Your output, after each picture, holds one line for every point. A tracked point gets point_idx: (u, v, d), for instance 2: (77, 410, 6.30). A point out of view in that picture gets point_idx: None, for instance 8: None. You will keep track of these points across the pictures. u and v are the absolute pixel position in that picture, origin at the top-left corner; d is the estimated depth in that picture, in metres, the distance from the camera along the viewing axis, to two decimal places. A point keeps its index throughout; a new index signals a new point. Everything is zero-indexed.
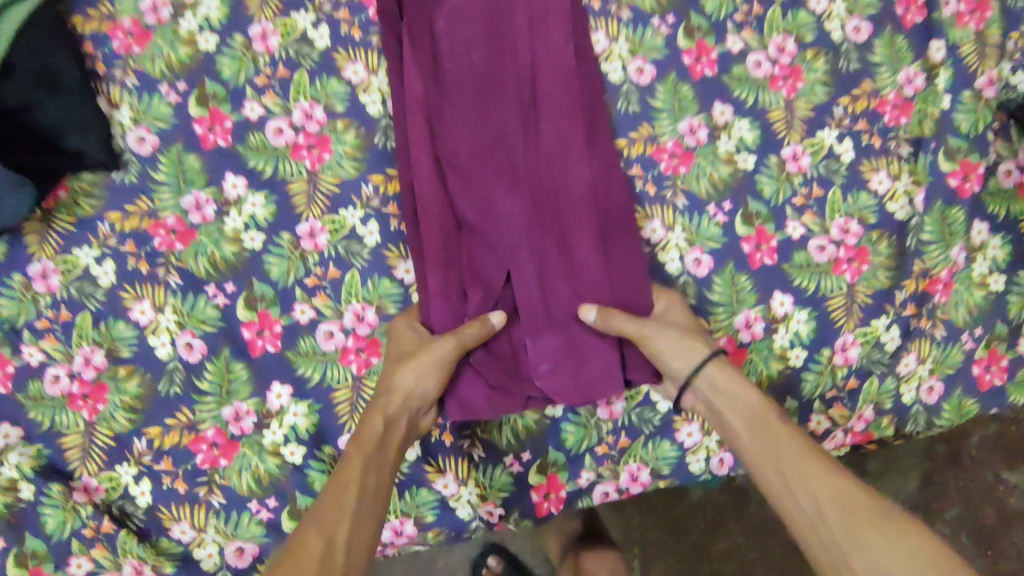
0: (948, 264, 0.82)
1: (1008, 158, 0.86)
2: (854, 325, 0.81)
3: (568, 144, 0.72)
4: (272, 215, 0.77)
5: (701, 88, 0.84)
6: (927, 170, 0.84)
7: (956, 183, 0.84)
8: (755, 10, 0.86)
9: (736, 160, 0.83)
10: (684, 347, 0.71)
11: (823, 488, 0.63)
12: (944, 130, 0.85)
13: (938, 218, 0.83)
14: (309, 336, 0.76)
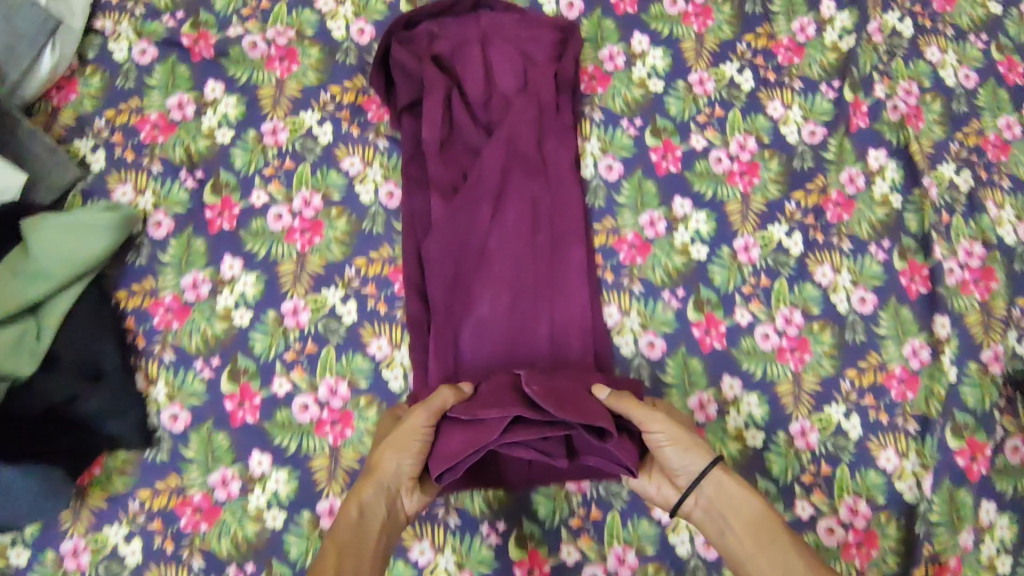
0: (901, 361, 0.91)
1: (949, 257, 0.93)
2: (808, 412, 0.89)
3: (538, 270, 0.87)
4: (260, 293, 0.88)
5: (665, 183, 0.93)
6: (881, 270, 0.92)
7: (905, 282, 0.92)
8: (717, 112, 0.95)
9: (690, 251, 0.92)
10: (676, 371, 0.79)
11: (732, 487, 0.75)
12: (898, 231, 0.93)
13: (892, 314, 0.91)
14: (285, 408, 0.86)
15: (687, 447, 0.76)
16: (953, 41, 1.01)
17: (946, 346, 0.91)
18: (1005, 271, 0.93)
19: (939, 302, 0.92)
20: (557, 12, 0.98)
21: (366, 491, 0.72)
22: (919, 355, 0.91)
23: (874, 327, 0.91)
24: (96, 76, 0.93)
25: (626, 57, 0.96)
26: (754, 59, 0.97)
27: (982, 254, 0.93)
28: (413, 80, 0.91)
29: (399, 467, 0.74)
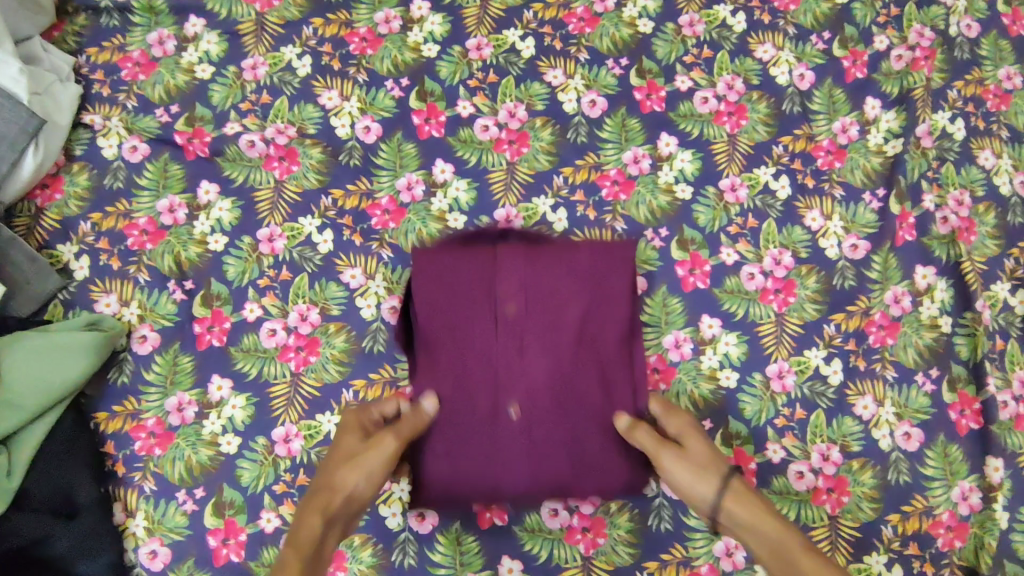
0: (949, 506, 0.81)
1: (1003, 389, 0.84)
2: (845, 561, 0.80)
3: (572, 428, 0.74)
4: (250, 417, 0.81)
5: (692, 300, 0.86)
6: (928, 402, 0.84)
7: (954, 416, 0.83)
8: (750, 222, 0.88)
9: (718, 377, 0.84)
10: (705, 473, 0.70)
11: (744, 510, 0.68)
12: (946, 359, 0.85)
13: (940, 453, 0.82)
14: (273, 546, 0.78)
15: (690, 478, 0.70)
16: (1009, 144, 0.94)
17: (999, 492, 0.81)
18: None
19: (994, 441, 0.83)
20: (578, 111, 0.91)
21: (331, 502, 0.65)
22: (969, 499, 0.81)
23: (920, 467, 0.82)
24: (83, 173, 0.87)
25: (651, 160, 0.90)
26: (791, 163, 0.91)
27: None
28: (433, 279, 0.76)
29: (352, 483, 0.67)
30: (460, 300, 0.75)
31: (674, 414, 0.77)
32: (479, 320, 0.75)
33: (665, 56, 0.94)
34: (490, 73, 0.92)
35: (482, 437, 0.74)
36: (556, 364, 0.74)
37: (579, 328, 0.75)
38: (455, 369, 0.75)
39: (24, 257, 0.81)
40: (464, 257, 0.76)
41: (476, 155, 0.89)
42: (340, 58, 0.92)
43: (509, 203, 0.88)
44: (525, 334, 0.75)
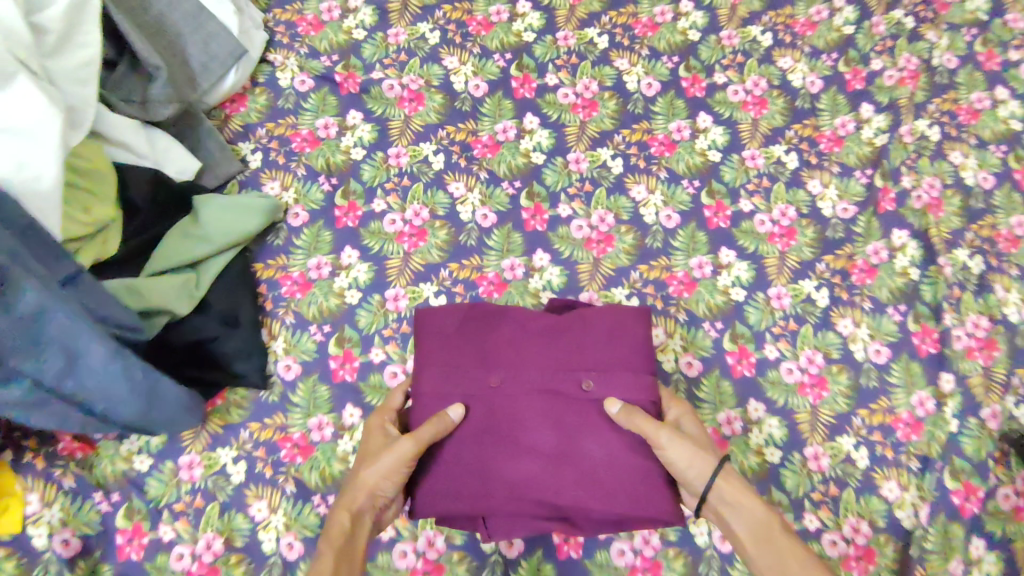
0: (908, 407, 1.02)
1: (957, 325, 1.06)
2: (820, 439, 1.00)
3: (528, 443, 0.89)
4: (370, 280, 1.05)
5: (714, 235, 1.11)
6: (896, 329, 1.06)
7: (916, 341, 1.05)
8: (764, 183, 1.14)
9: (730, 292, 1.07)
10: (699, 458, 0.84)
11: (730, 491, 0.83)
12: (913, 299, 1.07)
13: (903, 368, 1.04)
14: (378, 373, 1.01)
15: (686, 456, 0.84)
16: (975, 149, 1.17)
17: (949, 400, 1.02)
18: (1011, 346, 1.05)
19: (949, 364, 1.04)
20: (638, 89, 1.19)
21: (353, 501, 0.83)
22: (926, 405, 1.02)
23: (886, 376, 1.03)
24: (263, 95, 1.16)
25: (690, 130, 1.17)
26: (800, 143, 1.17)
27: (988, 327, 1.06)
28: (585, 318, 0.94)
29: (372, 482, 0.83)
30: (583, 345, 0.92)
31: (674, 401, 0.95)
32: (566, 352, 0.92)
33: (708, 58, 1.21)
34: (573, 56, 1.21)
35: (466, 394, 0.91)
36: (554, 422, 0.89)
37: (591, 451, 0.88)
38: (514, 354, 0.93)
39: (216, 141, 1.08)
40: (640, 345, 0.93)
41: (557, 113, 1.17)
42: (460, 34, 1.21)
43: (579, 149, 1.14)
44: (570, 404, 0.90)
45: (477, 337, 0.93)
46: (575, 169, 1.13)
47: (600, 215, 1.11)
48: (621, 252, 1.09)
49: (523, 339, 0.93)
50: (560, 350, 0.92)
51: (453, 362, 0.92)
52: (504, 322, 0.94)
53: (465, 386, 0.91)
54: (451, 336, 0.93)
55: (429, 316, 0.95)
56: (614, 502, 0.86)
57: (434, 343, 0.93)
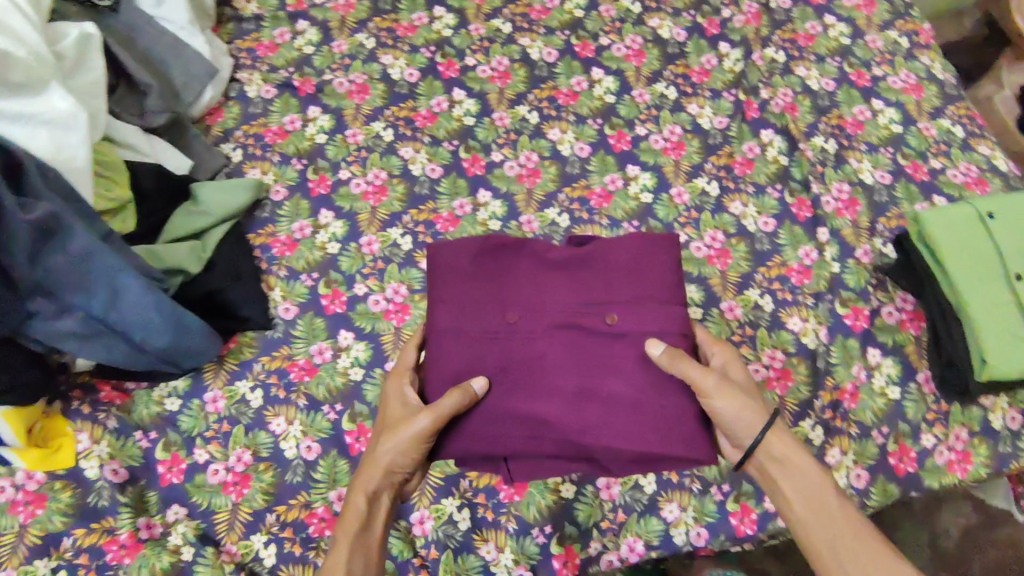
0: (797, 259, 1.25)
1: (825, 192, 1.31)
2: (732, 294, 1.21)
3: (549, 383, 0.91)
4: (345, 231, 1.25)
5: (621, 157, 1.35)
6: (777, 204, 1.30)
7: (795, 210, 1.29)
8: (653, 112, 1.40)
9: (640, 197, 1.31)
10: (747, 414, 0.89)
11: (781, 447, 0.90)
12: (786, 179, 1.33)
13: (788, 231, 1.27)
14: (363, 303, 1.19)
15: (735, 410, 0.89)
16: (815, 63, 1.47)
17: (828, 248, 1.26)
18: (870, 202, 1.31)
19: (824, 222, 1.28)
20: (541, 58, 1.46)
21: (371, 478, 0.91)
22: (811, 255, 1.25)
23: (776, 239, 1.27)
24: (235, 106, 1.39)
25: (588, 83, 1.43)
26: (676, 79, 1.44)
27: (849, 190, 1.32)
28: (609, 255, 0.96)
29: (386, 459, 0.91)
30: (602, 282, 0.94)
31: (716, 343, 0.99)
32: (588, 289, 0.94)
33: (593, 27, 1.50)
34: (485, 41, 1.47)
35: (488, 333, 0.92)
36: (577, 362, 0.91)
37: (613, 390, 0.90)
38: (534, 294, 0.95)
39: (201, 143, 1.30)
40: (664, 275, 0.94)
41: (480, 85, 1.42)
42: (391, 38, 1.47)
43: (502, 109, 1.40)
44: (594, 340, 0.91)
45: (496, 277, 0.96)
46: (500, 125, 1.38)
47: (527, 156, 1.35)
48: (548, 181, 1.33)
49: (542, 279, 0.96)
50: (581, 288, 0.94)
51: (467, 303, 0.94)
52: (523, 261, 0.97)
53: (485, 326, 0.93)
54: (469, 273, 0.96)
55: (443, 252, 0.97)
56: (638, 440, 0.87)
57: (455, 285, 0.95)
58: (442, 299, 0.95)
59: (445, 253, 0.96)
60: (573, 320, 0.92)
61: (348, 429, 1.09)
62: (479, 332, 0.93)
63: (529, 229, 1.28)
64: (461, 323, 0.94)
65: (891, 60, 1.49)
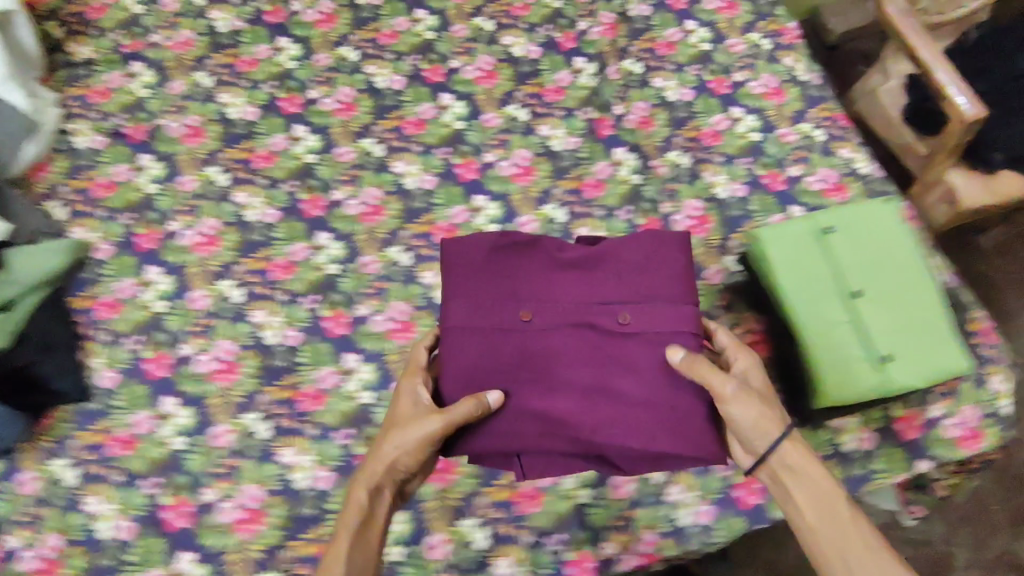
0: None
1: (676, 211, 1.27)
2: None
3: (575, 383, 0.91)
4: (174, 289, 1.20)
5: (468, 187, 1.30)
6: (625, 227, 1.26)
7: (645, 232, 1.25)
8: (501, 136, 1.35)
9: (485, 229, 1.26)
10: (763, 425, 0.87)
11: (796, 457, 0.87)
12: (637, 200, 1.28)
13: None
14: (188, 365, 1.14)
15: (755, 417, 0.87)
16: (674, 72, 1.42)
17: None
18: (723, 217, 1.27)
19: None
20: (388, 86, 1.40)
21: (390, 472, 0.89)
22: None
23: None
24: (62, 159, 1.32)
25: (436, 109, 1.38)
26: (529, 100, 1.39)
27: (701, 206, 1.28)
28: (611, 252, 0.93)
29: (394, 454, 0.88)
30: (614, 279, 0.92)
31: (741, 349, 0.95)
32: (607, 286, 0.92)
33: (444, 49, 1.44)
34: (330, 72, 1.41)
35: (510, 328, 0.91)
36: (603, 360, 0.91)
37: (659, 391, 0.89)
38: (528, 290, 0.93)
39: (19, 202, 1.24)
40: (674, 273, 0.92)
41: (323, 120, 1.36)
42: (232, 74, 1.40)
43: (345, 144, 1.34)
44: (616, 338, 0.91)
45: (492, 272, 0.94)
46: (344, 161, 1.32)
47: (370, 192, 1.29)
48: (391, 218, 1.27)
49: (554, 277, 0.94)
50: (607, 284, 0.92)
51: (472, 301, 0.92)
52: (529, 258, 0.95)
53: (478, 323, 0.91)
54: (480, 268, 0.94)
55: (457, 245, 0.95)
56: (699, 439, 0.88)
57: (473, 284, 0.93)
58: (450, 295, 0.93)
59: (457, 249, 0.94)
60: (597, 317, 0.91)
61: (166, 504, 1.05)
62: (474, 331, 0.91)
63: (369, 271, 1.22)
64: (459, 316, 0.92)
65: (752, 64, 1.43)
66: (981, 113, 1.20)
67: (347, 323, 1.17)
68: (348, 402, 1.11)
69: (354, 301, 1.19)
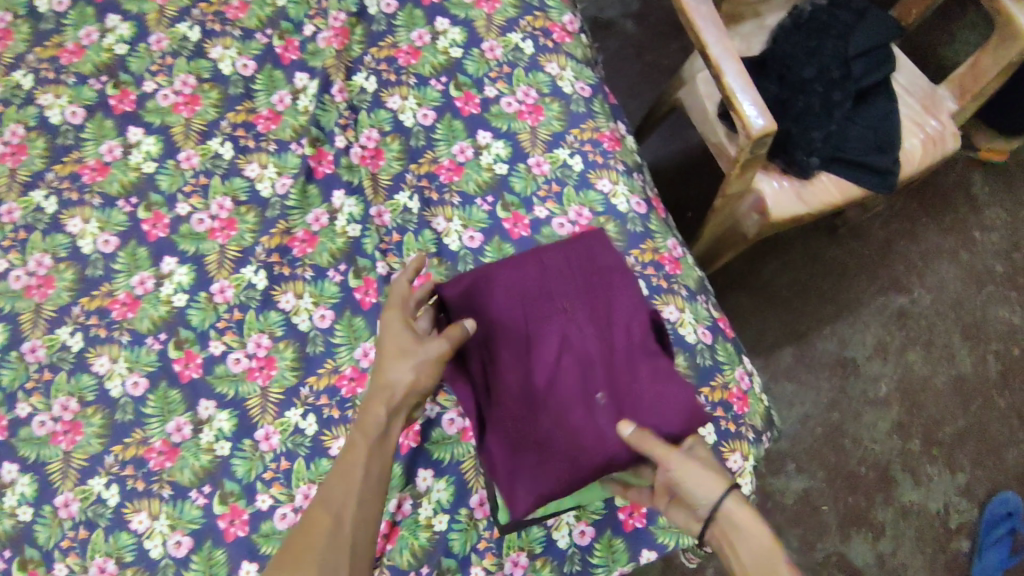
0: None
1: (559, 215, 1.11)
2: None
3: (533, 393, 0.88)
4: (5, 339, 1.06)
5: (323, 183, 1.12)
6: (486, 216, 1.10)
7: (508, 226, 1.10)
8: (351, 116, 1.16)
9: (347, 231, 1.09)
10: (708, 480, 0.77)
11: (739, 513, 0.75)
12: (501, 189, 1.12)
13: (495, 249, 1.09)
14: (27, 426, 1.03)
15: (697, 485, 0.77)
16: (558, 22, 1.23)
17: None
18: (621, 229, 1.10)
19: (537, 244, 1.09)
20: (234, 72, 1.17)
21: (389, 395, 0.80)
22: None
23: (481, 257, 1.09)
24: None
25: (291, 95, 1.16)
26: (378, 66, 1.18)
27: (590, 216, 1.11)
28: (672, 375, 0.88)
29: (403, 376, 0.81)
30: (643, 368, 0.88)
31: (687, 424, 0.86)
32: (637, 372, 0.88)
33: (296, 15, 1.21)
34: (167, 58, 1.19)
35: (552, 289, 0.93)
36: (582, 387, 0.87)
37: (571, 421, 0.86)
38: (608, 308, 0.93)
39: None
40: (650, 413, 0.85)
41: (159, 118, 1.15)
42: (54, 69, 1.18)
43: (189, 147, 1.13)
44: (588, 388, 0.88)
45: (611, 279, 0.95)
46: (187, 168, 1.12)
47: (219, 203, 1.10)
48: (245, 233, 1.09)
49: (636, 319, 0.92)
50: (647, 359, 0.89)
51: (568, 271, 0.95)
52: (632, 290, 0.95)
53: (546, 288, 0.93)
54: (589, 266, 0.96)
55: (596, 238, 0.99)
56: (525, 473, 0.87)
57: (570, 250, 0.96)
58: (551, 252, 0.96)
59: (599, 240, 0.98)
60: (592, 364, 0.88)
61: None
62: (538, 278, 0.94)
63: (221, 299, 1.06)
64: (560, 270, 0.94)
65: None
66: (768, 129, 1.14)
67: (199, 364, 1.03)
68: (206, 456, 1.00)
69: (205, 339, 1.04)
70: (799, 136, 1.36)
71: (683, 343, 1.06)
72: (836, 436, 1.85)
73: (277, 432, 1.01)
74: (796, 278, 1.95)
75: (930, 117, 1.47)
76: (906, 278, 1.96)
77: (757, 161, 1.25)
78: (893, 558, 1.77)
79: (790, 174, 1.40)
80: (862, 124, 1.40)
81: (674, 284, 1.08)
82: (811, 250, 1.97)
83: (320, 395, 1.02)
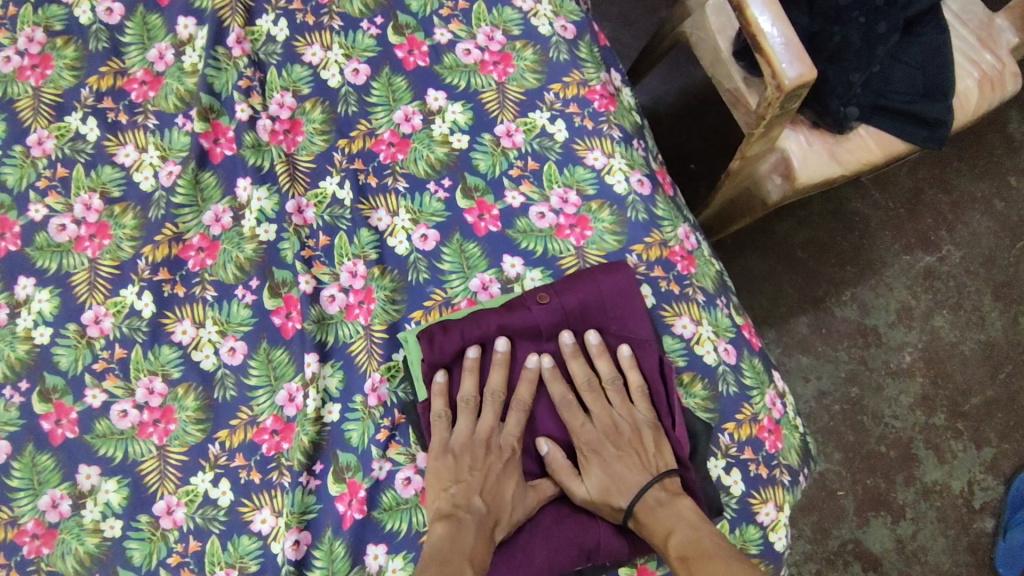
0: (468, 295, 0.82)
1: (539, 202, 0.84)
2: (376, 364, 0.79)
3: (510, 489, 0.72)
4: None
5: (223, 170, 0.85)
6: (442, 207, 0.84)
7: (472, 220, 0.84)
8: (256, 74, 0.88)
9: (258, 234, 0.83)
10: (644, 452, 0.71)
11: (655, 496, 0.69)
12: (460, 168, 0.85)
13: (455, 250, 0.83)
14: None
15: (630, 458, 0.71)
16: None
17: (516, 283, 0.82)
18: (619, 217, 0.85)
19: (511, 242, 0.83)
20: (94, 19, 0.89)
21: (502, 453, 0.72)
22: (490, 289, 0.82)
23: (437, 263, 0.83)
24: None
25: (174, 49, 0.88)
26: (289, 5, 0.90)
27: (578, 201, 0.85)
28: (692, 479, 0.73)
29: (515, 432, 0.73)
30: None
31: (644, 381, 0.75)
32: None
33: None
34: (8, 5, 0.90)
35: None
36: None
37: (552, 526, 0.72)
38: None
39: None
40: None
41: (0, 88, 0.87)
42: None
43: (39, 126, 0.86)
44: None
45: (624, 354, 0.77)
46: (39, 155, 0.85)
47: (84, 202, 0.84)
48: (122, 241, 0.83)
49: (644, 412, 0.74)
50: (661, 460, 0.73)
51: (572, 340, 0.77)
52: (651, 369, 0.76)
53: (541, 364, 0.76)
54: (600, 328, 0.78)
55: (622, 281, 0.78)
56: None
57: (571, 309, 0.77)
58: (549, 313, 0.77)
59: (618, 290, 0.77)
60: None
61: None
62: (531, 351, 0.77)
63: (97, 333, 0.81)
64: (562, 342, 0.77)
65: None
66: (803, 79, 0.87)
67: (74, 421, 0.79)
68: (92, 539, 0.77)
69: (80, 386, 0.80)
70: (836, 80, 1.09)
71: (702, 366, 0.82)
72: (855, 411, 1.65)
73: (181, 503, 0.77)
74: (814, 233, 1.71)
75: (984, 51, 1.20)
76: (934, 232, 1.73)
77: (785, 115, 0.98)
78: (914, 543, 1.59)
79: (821, 129, 1.14)
80: (909, 61, 1.12)
81: (689, 288, 0.84)
82: (832, 202, 1.73)
83: (233, 453, 0.78)
